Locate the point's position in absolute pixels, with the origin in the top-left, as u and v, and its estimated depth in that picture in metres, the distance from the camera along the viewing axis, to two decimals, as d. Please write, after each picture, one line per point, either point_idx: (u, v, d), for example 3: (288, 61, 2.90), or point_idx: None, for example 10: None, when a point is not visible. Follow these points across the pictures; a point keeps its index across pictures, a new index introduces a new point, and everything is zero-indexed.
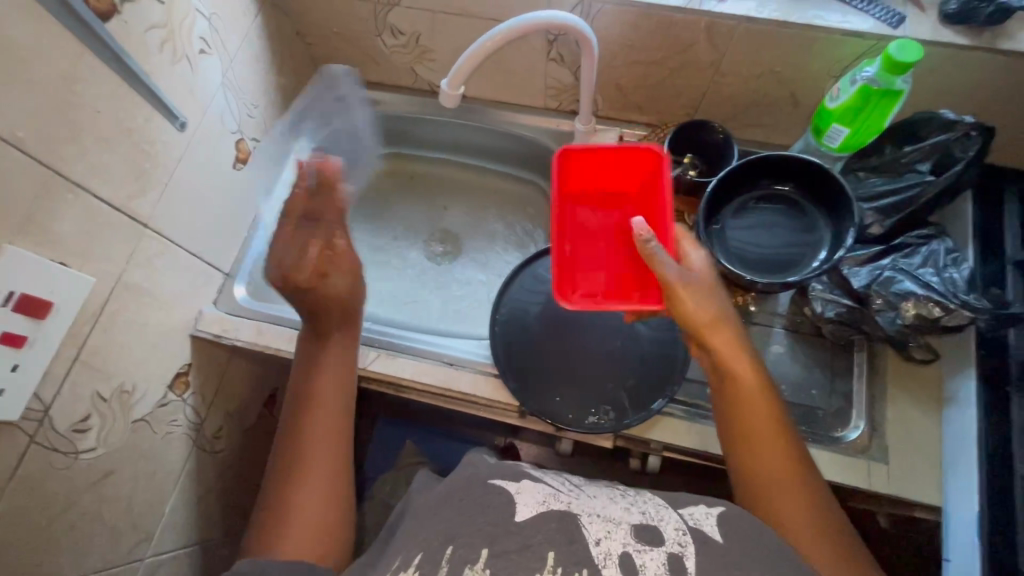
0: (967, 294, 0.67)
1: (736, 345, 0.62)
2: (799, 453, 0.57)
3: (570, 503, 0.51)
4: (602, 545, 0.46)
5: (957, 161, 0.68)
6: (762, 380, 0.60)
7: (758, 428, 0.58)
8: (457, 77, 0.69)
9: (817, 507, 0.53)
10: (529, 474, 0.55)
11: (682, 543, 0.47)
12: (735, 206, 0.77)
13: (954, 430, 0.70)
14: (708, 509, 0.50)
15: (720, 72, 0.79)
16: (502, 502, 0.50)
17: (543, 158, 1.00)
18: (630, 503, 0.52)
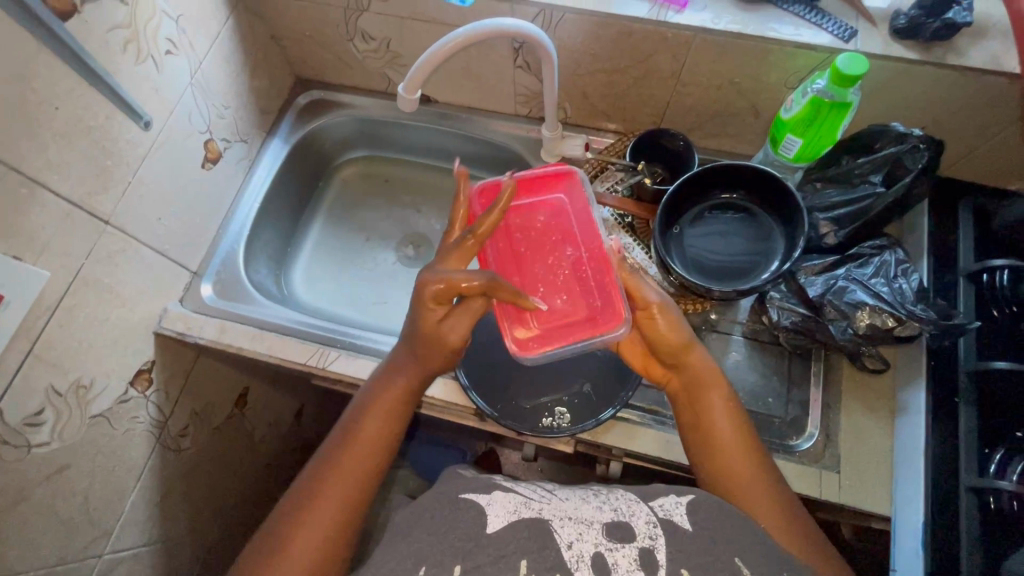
0: (915, 304, 0.68)
1: (709, 364, 0.63)
2: (767, 468, 0.59)
3: (542, 510, 0.52)
4: (574, 548, 0.48)
5: (907, 174, 0.70)
6: (729, 395, 0.63)
7: (727, 442, 0.60)
8: (413, 83, 0.71)
9: (781, 503, 0.57)
10: (502, 484, 0.57)
11: (652, 536, 0.49)
12: (694, 214, 0.79)
13: (905, 440, 0.71)
14: (678, 499, 0.53)
15: (681, 82, 0.80)
16: (471, 515, 0.51)
17: (514, 164, 1.01)
18: (605, 499, 0.54)
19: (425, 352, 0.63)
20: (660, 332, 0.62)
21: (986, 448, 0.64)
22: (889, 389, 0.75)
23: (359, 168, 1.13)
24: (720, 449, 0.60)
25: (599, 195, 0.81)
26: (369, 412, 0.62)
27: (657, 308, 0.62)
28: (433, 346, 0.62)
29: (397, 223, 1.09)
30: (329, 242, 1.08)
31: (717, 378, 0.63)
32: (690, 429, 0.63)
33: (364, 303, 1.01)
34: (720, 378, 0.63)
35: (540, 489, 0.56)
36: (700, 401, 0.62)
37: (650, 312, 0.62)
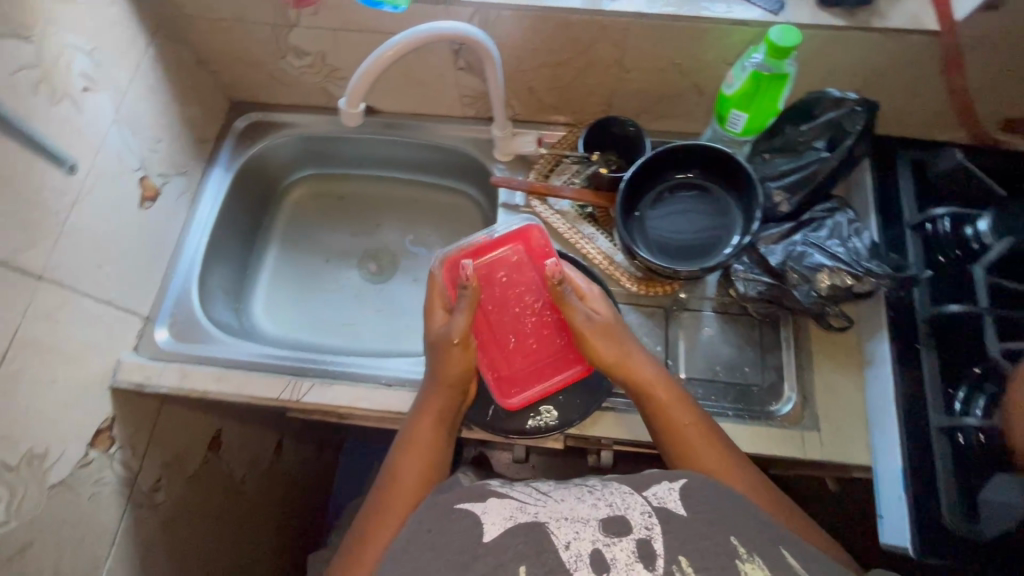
0: (870, 261, 0.71)
1: (648, 365, 0.69)
2: (723, 441, 0.64)
3: (538, 513, 0.54)
4: (572, 548, 0.51)
5: (849, 136, 0.73)
6: (671, 386, 0.68)
7: (684, 427, 0.65)
8: (355, 96, 0.69)
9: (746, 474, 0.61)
10: (496, 487, 0.57)
11: (649, 526, 0.52)
12: (653, 196, 0.80)
13: (875, 390, 0.74)
14: (670, 485, 0.54)
15: (624, 69, 0.80)
16: (469, 527, 0.53)
17: (469, 167, 1.00)
18: (597, 493, 0.56)
19: (443, 381, 0.69)
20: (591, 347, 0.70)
21: (950, 389, 0.67)
22: (855, 343, 0.79)
23: (308, 189, 1.09)
24: (679, 434, 0.64)
25: (556, 188, 0.85)
26: (409, 446, 0.66)
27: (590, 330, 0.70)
28: (448, 350, 0.69)
29: (355, 239, 1.07)
30: (286, 267, 1.04)
31: (657, 377, 0.68)
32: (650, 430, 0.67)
33: (333, 326, 0.98)
34: (661, 375, 0.68)
35: (534, 491, 0.57)
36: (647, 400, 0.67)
37: (580, 333, 0.71)
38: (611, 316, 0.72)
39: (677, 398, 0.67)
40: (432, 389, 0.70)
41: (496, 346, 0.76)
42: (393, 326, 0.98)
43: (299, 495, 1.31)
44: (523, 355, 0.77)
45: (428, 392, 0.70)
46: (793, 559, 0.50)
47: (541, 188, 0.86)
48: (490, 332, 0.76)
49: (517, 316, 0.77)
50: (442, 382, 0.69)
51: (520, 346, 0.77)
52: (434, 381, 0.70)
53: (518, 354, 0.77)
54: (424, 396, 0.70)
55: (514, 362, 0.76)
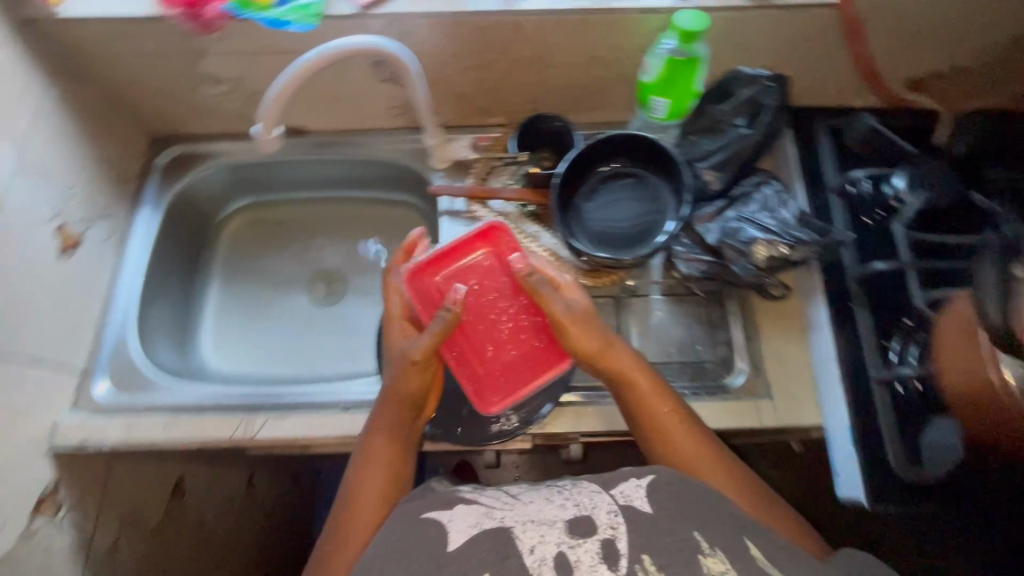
0: (797, 230, 0.74)
1: (628, 356, 0.69)
2: (700, 432, 0.65)
3: (504, 518, 0.54)
4: (537, 552, 0.51)
5: (766, 110, 0.75)
6: (652, 378, 0.68)
7: (665, 420, 0.65)
8: (270, 120, 0.68)
9: (722, 462, 0.63)
10: (465, 493, 0.58)
11: (614, 525, 0.52)
12: (589, 189, 0.81)
13: (817, 353, 0.77)
14: (637, 481, 0.55)
15: (546, 66, 0.81)
16: (434, 536, 0.53)
17: (408, 178, 0.99)
18: (566, 494, 0.56)
19: (395, 399, 0.68)
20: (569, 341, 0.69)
21: (886, 340, 0.71)
22: (797, 309, 0.81)
23: (245, 218, 1.06)
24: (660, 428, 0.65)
25: (495, 190, 0.85)
26: (367, 465, 0.66)
27: (570, 321, 0.68)
28: (406, 368, 0.66)
29: (301, 263, 1.04)
30: (231, 301, 1.01)
31: (638, 368, 0.68)
32: (628, 419, 0.68)
33: (286, 355, 0.96)
34: (642, 366, 0.69)
35: (503, 495, 0.57)
36: (628, 392, 0.67)
37: (560, 323, 0.68)
38: (590, 307, 0.70)
39: (658, 390, 0.67)
40: (384, 405, 0.68)
41: (470, 352, 0.75)
42: (350, 348, 0.97)
43: (282, 531, 1.26)
44: (504, 363, 0.75)
45: (381, 407, 0.68)
46: (755, 545, 0.51)
47: (481, 192, 0.85)
48: (466, 342, 0.75)
49: (492, 321, 0.76)
50: (393, 398, 0.68)
51: (500, 352, 0.75)
52: (384, 398, 0.69)
53: (498, 361, 0.75)
54: (380, 413, 0.68)
55: (495, 370, 0.75)
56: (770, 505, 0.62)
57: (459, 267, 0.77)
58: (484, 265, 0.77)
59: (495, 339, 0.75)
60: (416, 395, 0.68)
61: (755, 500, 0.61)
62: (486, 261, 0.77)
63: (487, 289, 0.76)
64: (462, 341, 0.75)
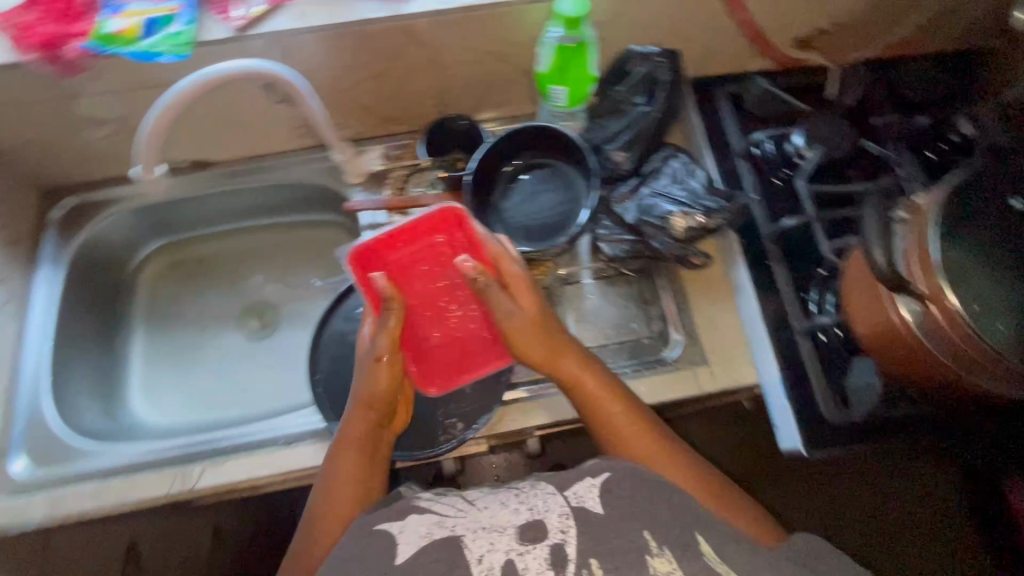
0: (706, 198, 0.76)
1: (578, 362, 0.68)
2: (653, 421, 0.66)
3: (455, 527, 0.53)
4: (485, 562, 0.50)
5: (661, 85, 0.77)
6: (605, 381, 0.67)
7: (620, 420, 0.65)
8: (148, 158, 0.64)
9: (677, 456, 0.63)
10: (421, 500, 0.57)
11: (565, 529, 0.52)
12: (506, 183, 0.81)
13: (745, 314, 0.77)
14: (592, 482, 0.55)
15: (444, 67, 0.80)
16: (383, 549, 0.53)
17: (326, 197, 0.96)
18: (522, 497, 0.55)
19: (367, 401, 0.65)
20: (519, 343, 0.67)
21: (803, 294, 0.75)
22: (721, 275, 0.81)
23: (162, 261, 1.01)
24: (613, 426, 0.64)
25: (416, 198, 0.82)
26: (348, 462, 0.63)
27: (515, 328, 0.67)
28: (372, 366, 0.65)
29: (228, 299, 1.00)
30: (158, 351, 0.96)
31: (589, 373, 0.67)
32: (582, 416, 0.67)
33: (224, 397, 0.92)
34: (594, 368, 0.68)
35: (459, 501, 0.57)
36: (579, 391, 0.67)
37: (506, 331, 0.67)
38: (538, 311, 0.68)
39: (611, 392, 0.66)
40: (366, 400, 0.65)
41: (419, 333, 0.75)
42: (292, 378, 0.94)
43: None
44: (454, 345, 0.76)
45: (364, 402, 0.65)
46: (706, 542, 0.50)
47: (399, 204, 0.82)
48: (420, 325, 0.75)
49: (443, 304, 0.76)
50: (366, 399, 0.65)
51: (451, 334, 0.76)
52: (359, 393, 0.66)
53: (448, 343, 0.76)
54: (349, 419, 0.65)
55: (444, 353, 0.76)
56: (714, 485, 0.62)
57: (414, 250, 0.72)
58: (439, 251, 0.72)
59: (446, 322, 0.76)
60: (386, 395, 0.65)
61: (703, 483, 0.61)
62: (438, 246, 0.72)
63: (439, 272, 0.74)
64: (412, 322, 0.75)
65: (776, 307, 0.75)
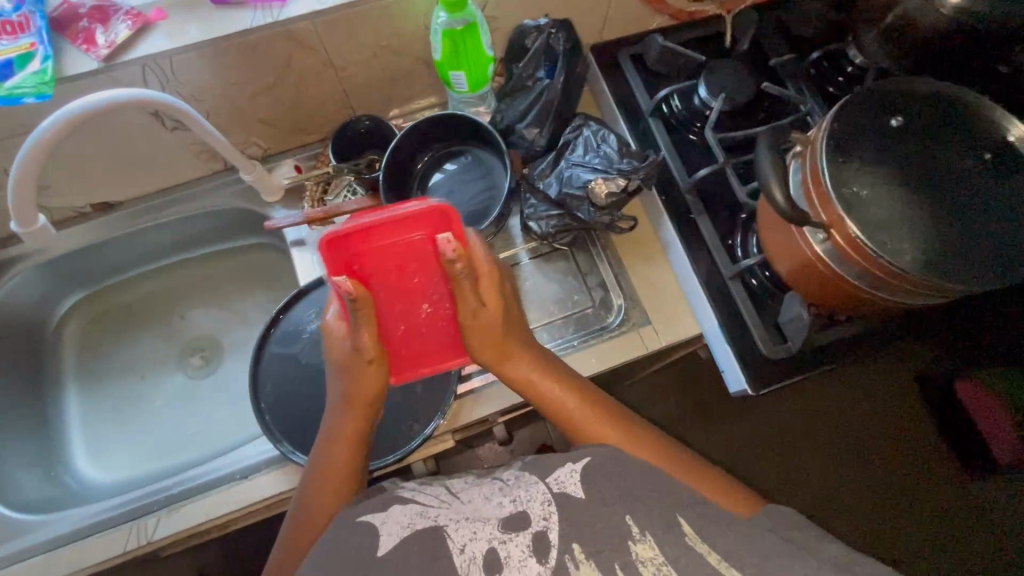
0: (621, 162, 0.76)
1: (532, 358, 0.66)
2: (616, 407, 0.65)
3: (438, 516, 0.54)
4: (466, 551, 0.51)
5: (559, 56, 0.76)
6: (560, 375, 0.66)
7: (575, 411, 0.63)
8: (26, 213, 0.63)
9: (639, 434, 0.61)
10: (403, 493, 0.58)
11: (547, 516, 0.52)
12: (425, 177, 0.81)
13: (679, 268, 0.80)
14: (573, 467, 0.56)
15: (339, 68, 0.77)
16: (366, 539, 0.52)
17: (248, 220, 0.93)
18: (506, 491, 0.56)
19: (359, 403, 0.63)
20: (474, 341, 0.65)
21: (730, 240, 0.76)
22: (651, 234, 0.84)
23: (87, 312, 0.96)
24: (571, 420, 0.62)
25: (338, 207, 0.80)
26: (340, 454, 0.62)
27: (477, 322, 0.63)
28: (363, 368, 0.62)
29: (164, 341, 0.96)
30: (97, 406, 0.92)
31: (543, 368, 0.66)
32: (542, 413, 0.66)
33: (175, 441, 0.89)
34: (548, 362, 0.67)
35: (442, 493, 0.58)
36: (533, 390, 0.65)
37: (467, 326, 0.64)
38: (501, 306, 0.64)
39: (570, 382, 0.65)
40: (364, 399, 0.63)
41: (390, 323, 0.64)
42: (245, 409, 0.91)
43: None
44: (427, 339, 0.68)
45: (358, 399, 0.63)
46: (689, 523, 0.50)
47: (319, 216, 0.79)
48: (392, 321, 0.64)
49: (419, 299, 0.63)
50: (356, 399, 0.63)
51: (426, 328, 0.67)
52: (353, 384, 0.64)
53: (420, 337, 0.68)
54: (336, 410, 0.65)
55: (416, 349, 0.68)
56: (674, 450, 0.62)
57: (386, 242, 0.55)
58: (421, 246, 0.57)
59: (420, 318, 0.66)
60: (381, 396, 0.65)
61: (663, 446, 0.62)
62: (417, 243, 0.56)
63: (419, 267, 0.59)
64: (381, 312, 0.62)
65: (707, 258, 0.76)
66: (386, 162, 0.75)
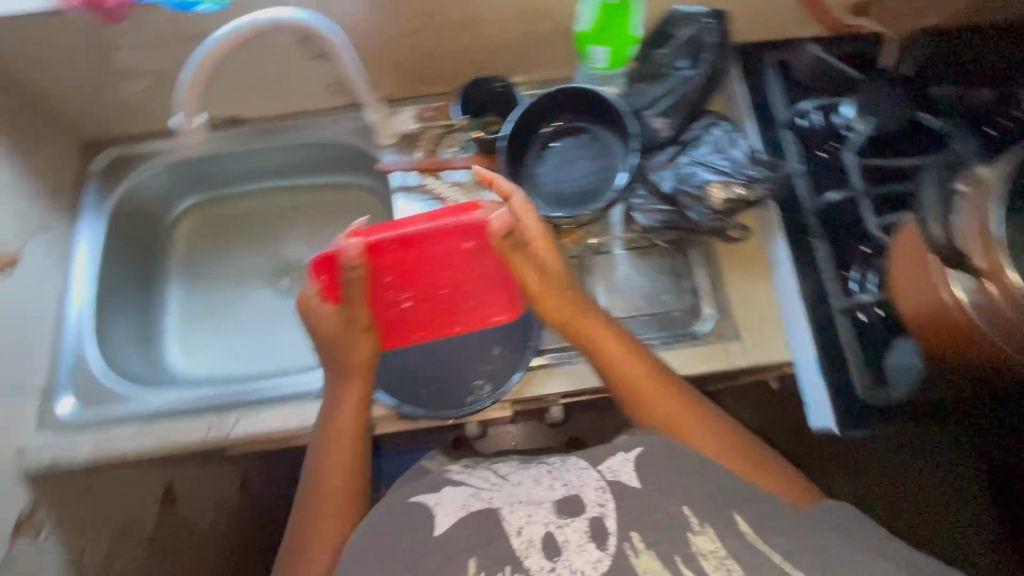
0: (750, 167, 0.73)
1: (600, 321, 0.70)
2: (682, 389, 0.67)
3: (492, 498, 0.55)
4: (524, 534, 0.52)
5: (706, 49, 0.74)
6: (624, 340, 0.69)
7: (641, 381, 0.66)
8: (191, 107, 0.67)
9: (702, 423, 0.64)
10: (453, 474, 0.59)
11: (603, 501, 0.53)
12: (538, 148, 0.80)
13: (783, 288, 0.76)
14: (626, 456, 0.56)
15: (482, 24, 0.78)
16: (421, 519, 0.55)
17: (358, 159, 0.96)
18: (556, 475, 0.57)
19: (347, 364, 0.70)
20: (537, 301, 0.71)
21: (844, 271, 0.72)
22: (758, 247, 0.80)
23: (197, 216, 1.02)
24: (636, 387, 0.66)
25: (448, 160, 0.83)
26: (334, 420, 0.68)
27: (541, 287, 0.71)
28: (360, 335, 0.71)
29: (258, 257, 1.01)
30: (190, 304, 0.98)
31: (609, 331, 0.69)
32: (602, 374, 0.69)
33: (252, 351, 0.95)
34: (615, 328, 0.70)
35: (491, 475, 0.58)
36: (601, 350, 0.68)
37: (526, 285, 0.71)
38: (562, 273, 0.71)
39: (632, 347, 0.68)
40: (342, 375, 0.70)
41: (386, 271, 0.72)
42: None
43: None
44: (386, 304, 0.76)
45: (339, 378, 0.70)
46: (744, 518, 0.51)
47: (431, 165, 0.83)
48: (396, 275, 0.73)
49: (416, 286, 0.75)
50: (347, 367, 0.69)
51: (392, 300, 0.75)
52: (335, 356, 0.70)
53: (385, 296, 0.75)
54: (325, 446, 0.66)
55: (379, 300, 0.75)
56: (750, 458, 0.61)
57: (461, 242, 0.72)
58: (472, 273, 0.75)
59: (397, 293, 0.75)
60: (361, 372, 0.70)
61: (735, 452, 0.62)
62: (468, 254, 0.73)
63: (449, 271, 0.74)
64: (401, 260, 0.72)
65: (817, 283, 0.73)
66: (502, 134, 0.75)
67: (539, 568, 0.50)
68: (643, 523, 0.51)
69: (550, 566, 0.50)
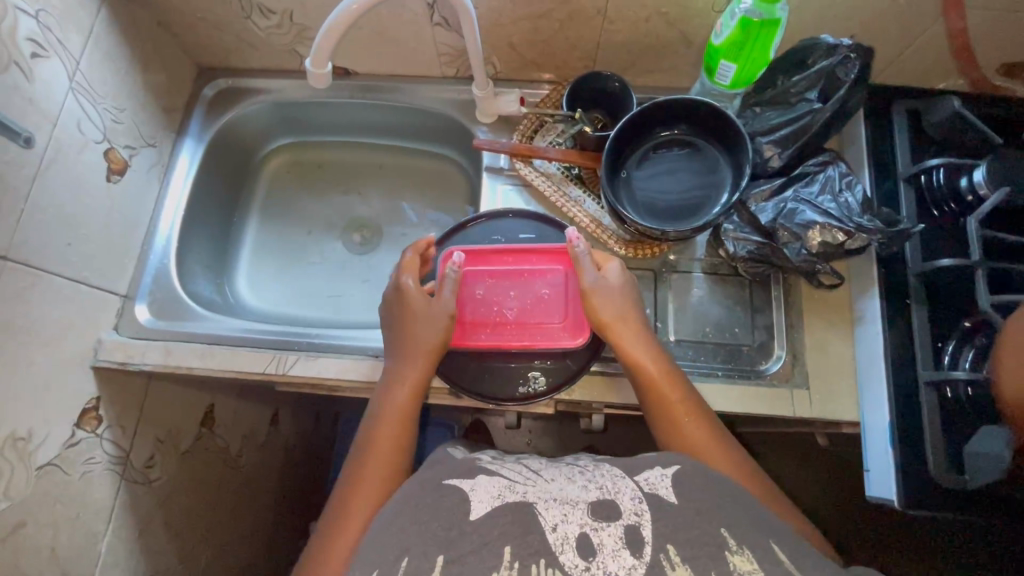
0: (862, 216, 0.68)
1: (640, 336, 0.69)
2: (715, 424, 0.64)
3: (526, 493, 0.54)
4: (559, 530, 0.50)
5: (842, 85, 0.70)
6: (660, 360, 0.67)
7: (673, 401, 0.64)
8: (321, 55, 0.68)
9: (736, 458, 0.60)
10: (485, 465, 0.58)
11: (639, 512, 0.51)
12: (639, 155, 0.78)
13: (863, 345, 0.74)
14: (662, 471, 0.54)
15: (607, 20, 0.76)
16: (456, 502, 0.53)
17: (452, 131, 0.97)
18: (590, 477, 0.56)
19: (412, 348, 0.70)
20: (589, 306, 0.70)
21: (939, 343, 0.67)
22: (845, 301, 0.78)
23: (288, 156, 1.05)
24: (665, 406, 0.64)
25: (541, 150, 0.82)
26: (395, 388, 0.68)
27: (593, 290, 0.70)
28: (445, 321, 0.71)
29: (336, 208, 1.04)
30: (266, 243, 1.02)
31: (647, 346, 0.68)
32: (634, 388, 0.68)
33: (316, 297, 0.97)
34: (654, 346, 0.69)
35: (524, 470, 0.57)
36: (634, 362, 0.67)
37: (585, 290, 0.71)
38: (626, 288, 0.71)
39: (668, 368, 0.66)
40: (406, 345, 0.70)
41: (473, 280, 0.77)
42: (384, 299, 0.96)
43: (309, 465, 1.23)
44: (474, 306, 0.76)
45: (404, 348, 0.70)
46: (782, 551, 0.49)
47: (525, 150, 0.82)
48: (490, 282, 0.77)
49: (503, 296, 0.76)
50: (416, 347, 0.69)
51: (480, 302, 0.76)
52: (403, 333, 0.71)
53: (473, 299, 0.76)
54: (369, 436, 0.64)
55: (470, 300, 0.76)
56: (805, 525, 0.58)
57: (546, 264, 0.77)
58: (549, 287, 0.76)
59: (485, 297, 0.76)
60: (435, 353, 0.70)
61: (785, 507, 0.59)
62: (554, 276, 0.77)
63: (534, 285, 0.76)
64: (487, 269, 0.77)
65: (904, 346, 0.69)
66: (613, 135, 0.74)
67: (574, 565, 0.48)
68: (681, 542, 0.48)
69: (585, 565, 0.48)
